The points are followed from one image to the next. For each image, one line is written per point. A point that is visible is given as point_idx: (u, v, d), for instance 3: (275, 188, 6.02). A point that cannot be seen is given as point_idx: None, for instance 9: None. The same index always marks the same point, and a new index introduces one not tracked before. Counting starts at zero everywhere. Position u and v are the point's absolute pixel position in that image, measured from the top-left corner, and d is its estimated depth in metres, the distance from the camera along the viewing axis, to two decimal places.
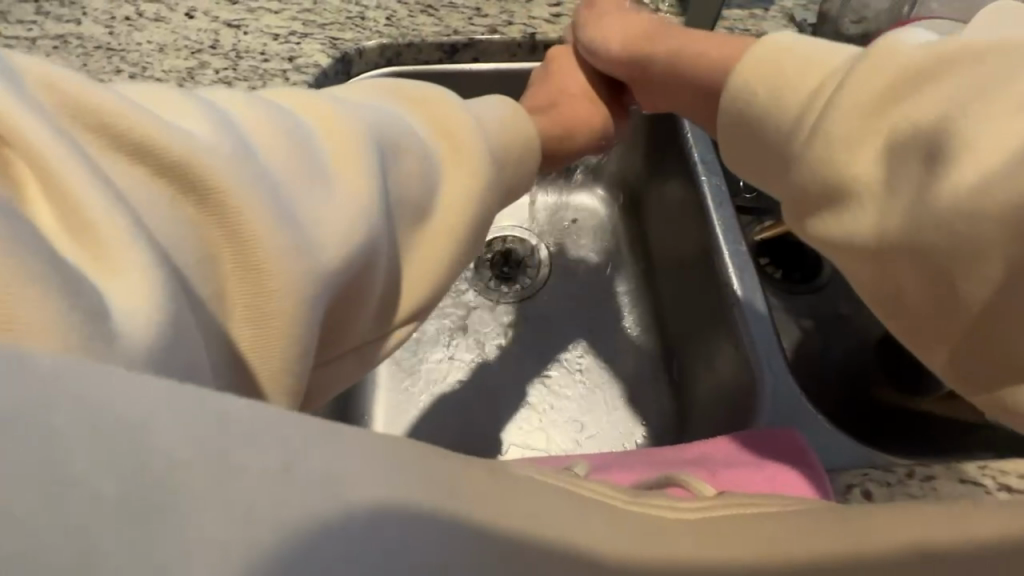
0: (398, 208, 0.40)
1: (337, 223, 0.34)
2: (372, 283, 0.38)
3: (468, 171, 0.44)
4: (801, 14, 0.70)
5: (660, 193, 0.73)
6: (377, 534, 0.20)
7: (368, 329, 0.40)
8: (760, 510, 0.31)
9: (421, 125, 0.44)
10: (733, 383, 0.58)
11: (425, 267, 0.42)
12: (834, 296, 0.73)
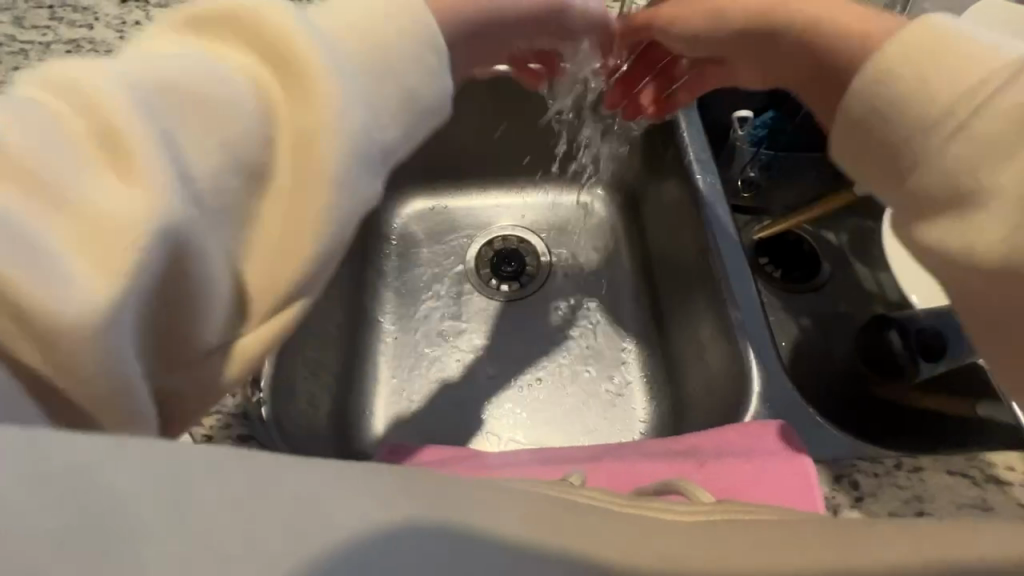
0: (231, 197, 0.34)
1: (102, 240, 0.28)
2: (205, 278, 0.33)
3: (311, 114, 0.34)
4: None
5: (656, 192, 0.74)
6: (368, 560, 0.20)
7: (217, 328, 0.35)
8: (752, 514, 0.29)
9: (232, 67, 0.35)
10: (726, 376, 0.59)
11: (283, 230, 0.35)
12: (831, 295, 0.73)
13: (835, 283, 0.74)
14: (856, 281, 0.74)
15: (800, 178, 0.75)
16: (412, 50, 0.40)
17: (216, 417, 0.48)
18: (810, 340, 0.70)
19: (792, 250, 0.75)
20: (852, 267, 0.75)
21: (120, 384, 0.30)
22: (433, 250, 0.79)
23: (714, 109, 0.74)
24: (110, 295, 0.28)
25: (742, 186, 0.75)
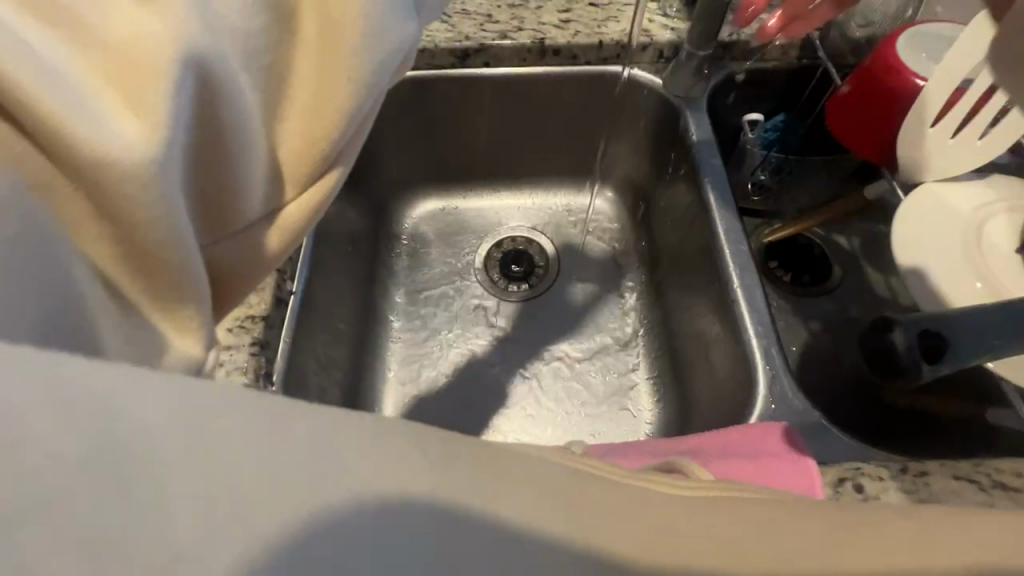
0: (256, 39, 0.28)
1: (135, 77, 0.24)
2: (242, 142, 0.29)
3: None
4: None
5: (665, 194, 0.74)
6: (390, 528, 0.18)
7: (264, 191, 0.31)
8: (753, 493, 0.27)
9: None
10: (732, 379, 0.59)
11: (307, 126, 0.32)
12: (843, 298, 0.72)
13: (846, 286, 0.73)
14: (868, 285, 0.73)
15: (811, 181, 0.75)
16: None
17: None
18: (822, 344, 0.69)
19: (802, 253, 0.74)
20: (864, 270, 0.74)
21: (188, 254, 0.28)
22: (442, 251, 0.80)
23: (725, 112, 0.74)
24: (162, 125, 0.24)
25: (753, 189, 0.74)
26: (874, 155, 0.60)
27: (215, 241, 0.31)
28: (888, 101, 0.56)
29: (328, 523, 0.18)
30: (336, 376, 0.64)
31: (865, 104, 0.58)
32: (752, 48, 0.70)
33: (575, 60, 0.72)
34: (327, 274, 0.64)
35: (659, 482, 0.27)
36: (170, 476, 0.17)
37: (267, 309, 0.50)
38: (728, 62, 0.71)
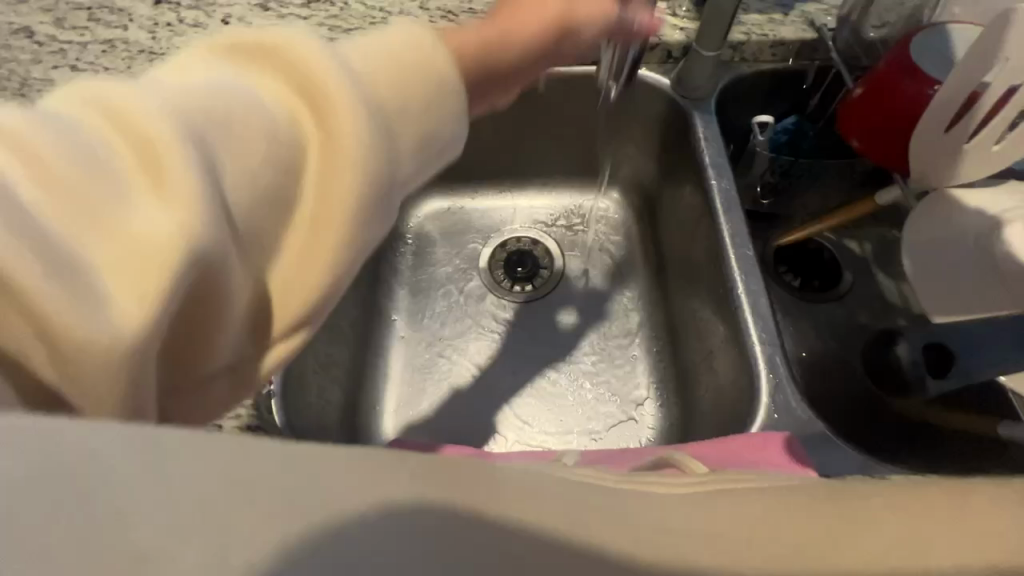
0: (259, 206, 0.31)
1: (142, 253, 0.25)
2: (228, 302, 0.30)
3: (342, 150, 0.32)
4: (820, 18, 0.70)
5: (672, 197, 0.74)
6: (380, 539, 0.20)
7: (236, 346, 0.33)
8: (741, 484, 0.29)
9: (270, 94, 0.32)
10: (734, 386, 0.58)
11: (299, 261, 0.33)
12: (852, 305, 0.71)
13: (856, 293, 0.72)
14: (877, 290, 0.72)
15: (826, 181, 0.72)
16: (428, 94, 0.37)
17: None
18: (829, 352, 0.68)
19: (810, 258, 0.73)
20: (874, 277, 0.73)
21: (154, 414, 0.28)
22: (446, 251, 0.80)
23: (734, 114, 0.73)
24: (151, 299, 0.25)
25: (761, 192, 0.72)
26: (885, 163, 0.58)
27: (177, 397, 0.32)
28: (897, 108, 0.55)
29: (321, 538, 0.19)
30: (336, 375, 0.64)
31: (874, 111, 0.56)
32: (763, 49, 0.69)
33: (582, 60, 0.71)
34: None
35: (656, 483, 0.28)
36: (167, 534, 0.18)
37: None
38: (738, 62, 0.70)
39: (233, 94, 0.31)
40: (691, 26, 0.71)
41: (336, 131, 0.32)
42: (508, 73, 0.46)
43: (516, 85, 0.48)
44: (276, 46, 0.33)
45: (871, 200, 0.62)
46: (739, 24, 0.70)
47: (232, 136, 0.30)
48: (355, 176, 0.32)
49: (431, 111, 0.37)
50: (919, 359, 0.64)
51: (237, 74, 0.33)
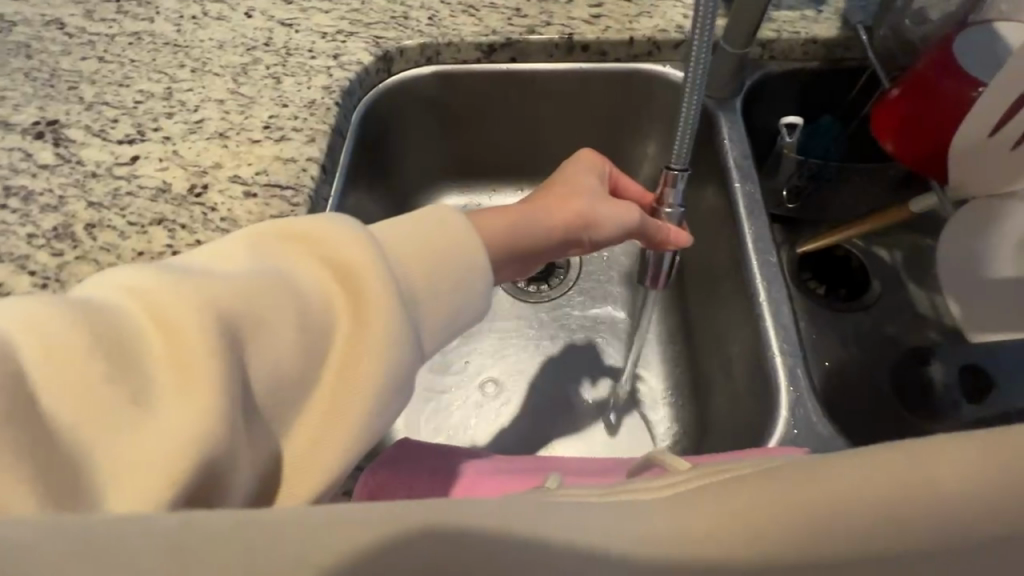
0: (287, 382, 0.35)
1: (157, 457, 0.29)
2: (235, 482, 0.32)
3: (371, 332, 0.37)
4: (856, 14, 0.67)
5: (693, 199, 0.71)
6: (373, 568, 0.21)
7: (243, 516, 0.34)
8: (732, 473, 0.25)
9: (307, 277, 0.38)
10: (753, 397, 0.56)
11: (309, 440, 0.36)
12: (880, 315, 0.68)
13: (885, 303, 0.69)
14: (908, 301, 0.69)
15: (858, 185, 0.68)
16: (450, 268, 0.43)
17: None
18: (853, 363, 0.65)
19: (837, 265, 0.71)
20: (905, 287, 0.70)
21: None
22: None
23: (762, 113, 0.70)
24: (154, 499, 0.29)
25: (786, 195, 0.70)
26: (920, 168, 0.55)
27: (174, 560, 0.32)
28: (936, 112, 0.52)
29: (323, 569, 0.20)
30: None
31: (910, 115, 0.53)
32: (794, 46, 0.66)
33: (604, 57, 0.70)
34: None
35: (652, 486, 0.26)
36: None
37: None
38: (767, 60, 0.68)
39: (278, 281, 0.37)
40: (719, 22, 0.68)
41: (367, 316, 0.37)
42: (535, 245, 0.55)
43: (539, 261, 0.57)
44: (321, 235, 0.39)
45: (904, 207, 0.59)
46: (770, 20, 0.67)
47: (261, 331, 0.35)
48: (380, 352, 0.37)
49: (453, 284, 0.43)
50: (951, 382, 0.62)
51: (285, 258, 0.38)
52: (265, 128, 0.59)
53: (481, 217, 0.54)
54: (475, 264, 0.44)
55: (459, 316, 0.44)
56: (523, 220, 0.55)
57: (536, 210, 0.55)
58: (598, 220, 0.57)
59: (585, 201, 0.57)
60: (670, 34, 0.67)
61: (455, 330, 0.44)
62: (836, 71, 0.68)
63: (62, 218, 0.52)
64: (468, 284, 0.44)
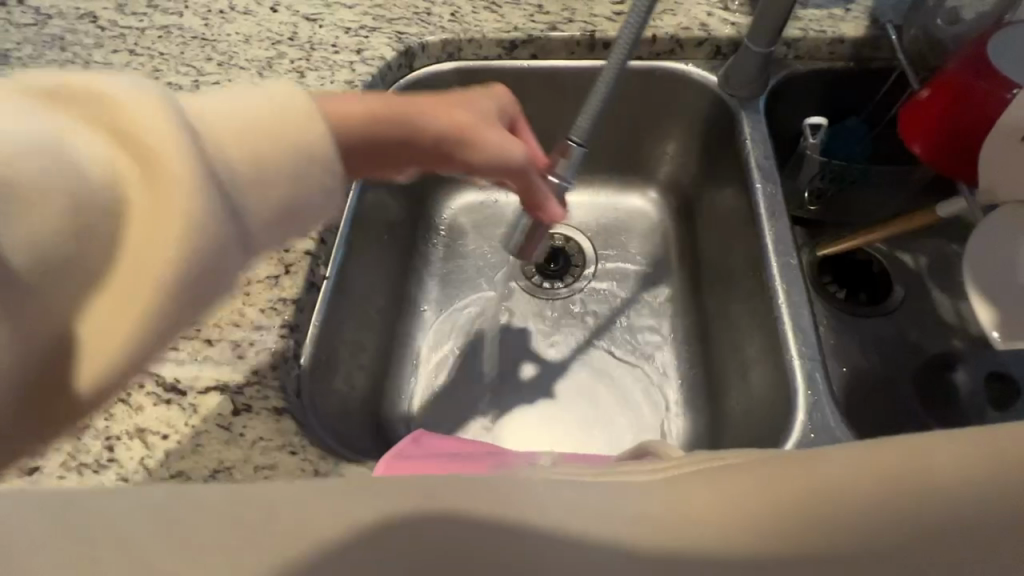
0: None
1: None
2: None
3: (164, 210, 0.29)
4: (885, 14, 0.66)
5: (713, 199, 0.71)
6: None
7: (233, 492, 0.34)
8: (702, 463, 0.32)
9: (67, 138, 0.28)
10: (770, 400, 0.56)
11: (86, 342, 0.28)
12: (902, 321, 0.67)
13: (907, 309, 0.68)
14: (932, 308, 0.67)
15: (882, 189, 0.67)
16: (296, 162, 0.35)
17: (255, 389, 0.45)
18: (872, 369, 0.64)
19: (860, 269, 0.70)
20: (928, 293, 0.68)
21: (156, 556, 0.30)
22: (480, 245, 0.79)
23: (785, 114, 0.69)
24: None
25: (807, 197, 0.69)
26: (947, 171, 0.54)
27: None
28: (967, 114, 0.50)
29: None
30: (367, 365, 0.64)
31: (940, 116, 0.52)
32: (820, 46, 0.65)
33: (626, 55, 0.69)
34: (361, 258, 0.62)
35: (655, 471, 0.32)
36: None
37: (298, 294, 0.50)
38: (792, 59, 0.67)
39: (22, 138, 0.27)
40: (743, 21, 0.67)
41: (156, 205, 0.29)
42: (388, 153, 0.47)
43: (402, 165, 0.49)
44: (124, 105, 0.29)
45: (931, 212, 0.57)
46: (796, 19, 0.66)
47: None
48: (176, 233, 0.29)
49: (301, 185, 0.36)
50: (976, 389, 0.61)
51: (23, 112, 0.28)
52: None
53: (331, 100, 0.45)
54: (331, 161, 0.37)
55: (299, 218, 0.37)
56: (422, 131, 0.48)
57: (426, 116, 0.48)
58: (472, 140, 0.50)
59: (484, 130, 0.51)
60: (693, 32, 0.67)
61: (285, 235, 0.37)
62: (863, 72, 0.67)
63: None
64: (318, 185, 0.37)
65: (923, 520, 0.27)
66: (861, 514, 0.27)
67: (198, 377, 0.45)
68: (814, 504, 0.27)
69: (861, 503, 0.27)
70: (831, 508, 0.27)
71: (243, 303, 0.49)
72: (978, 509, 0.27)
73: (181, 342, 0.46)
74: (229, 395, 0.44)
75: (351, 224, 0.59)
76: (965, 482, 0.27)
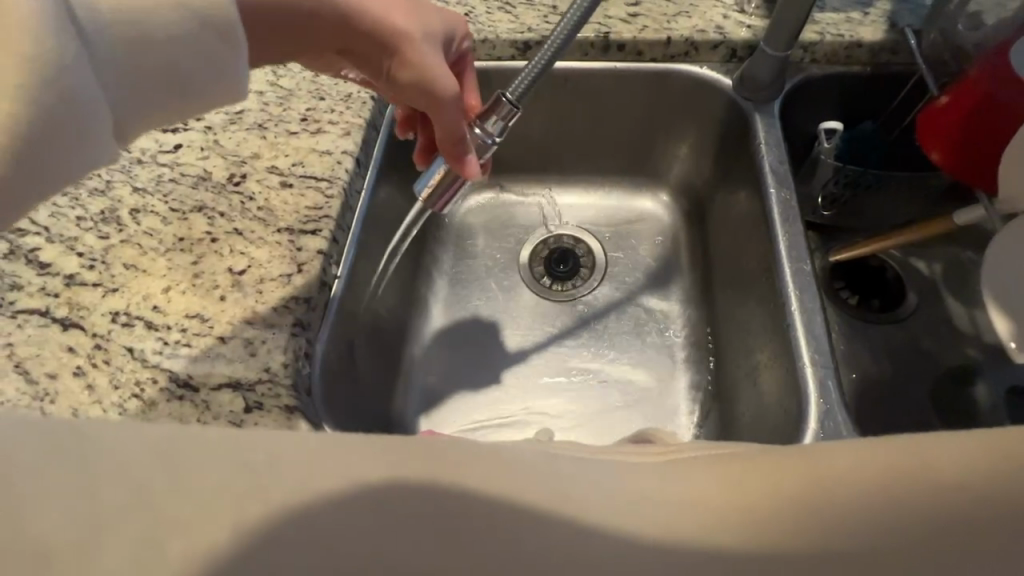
0: None
1: None
2: None
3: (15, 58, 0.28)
4: (904, 17, 0.65)
5: (725, 203, 0.71)
6: None
7: None
8: (712, 450, 0.34)
9: None
10: (780, 405, 0.55)
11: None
12: (916, 328, 0.66)
13: (922, 315, 0.67)
14: (947, 316, 0.67)
15: (897, 196, 0.66)
16: (174, 17, 0.35)
17: (267, 387, 0.45)
18: (884, 376, 0.64)
19: (872, 275, 0.69)
20: (943, 300, 0.67)
21: None
22: (489, 244, 0.80)
23: (800, 118, 0.69)
24: None
25: (822, 202, 0.68)
26: (966, 177, 0.54)
27: None
28: (987, 121, 0.50)
29: None
30: (378, 361, 0.65)
31: (959, 123, 0.51)
32: (837, 49, 0.65)
33: (640, 56, 0.69)
34: (372, 257, 0.63)
35: (652, 456, 0.34)
36: None
37: (309, 291, 0.50)
38: (808, 63, 0.66)
39: None
40: (759, 24, 0.67)
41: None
42: (300, 31, 0.47)
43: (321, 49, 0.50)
44: None
45: (950, 220, 0.56)
46: (813, 22, 0.66)
47: None
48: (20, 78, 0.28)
49: (188, 48, 0.36)
50: (996, 403, 0.60)
51: None
52: (302, 121, 0.61)
53: None
54: (223, 26, 0.37)
55: (189, 84, 0.39)
56: (349, 18, 0.48)
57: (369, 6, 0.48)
58: (407, 51, 0.50)
59: (421, 39, 0.50)
60: (709, 34, 0.66)
61: (167, 101, 0.39)
62: (880, 76, 0.66)
63: (109, 203, 0.54)
64: (212, 53, 0.37)
65: (945, 527, 0.26)
66: (882, 524, 0.27)
67: (210, 373, 0.45)
68: (835, 514, 0.27)
69: (880, 509, 0.27)
70: (851, 517, 0.27)
71: (254, 301, 0.49)
72: (1002, 514, 0.26)
73: (193, 339, 0.47)
74: (241, 392, 0.45)
75: (363, 224, 0.59)
76: (988, 487, 0.27)
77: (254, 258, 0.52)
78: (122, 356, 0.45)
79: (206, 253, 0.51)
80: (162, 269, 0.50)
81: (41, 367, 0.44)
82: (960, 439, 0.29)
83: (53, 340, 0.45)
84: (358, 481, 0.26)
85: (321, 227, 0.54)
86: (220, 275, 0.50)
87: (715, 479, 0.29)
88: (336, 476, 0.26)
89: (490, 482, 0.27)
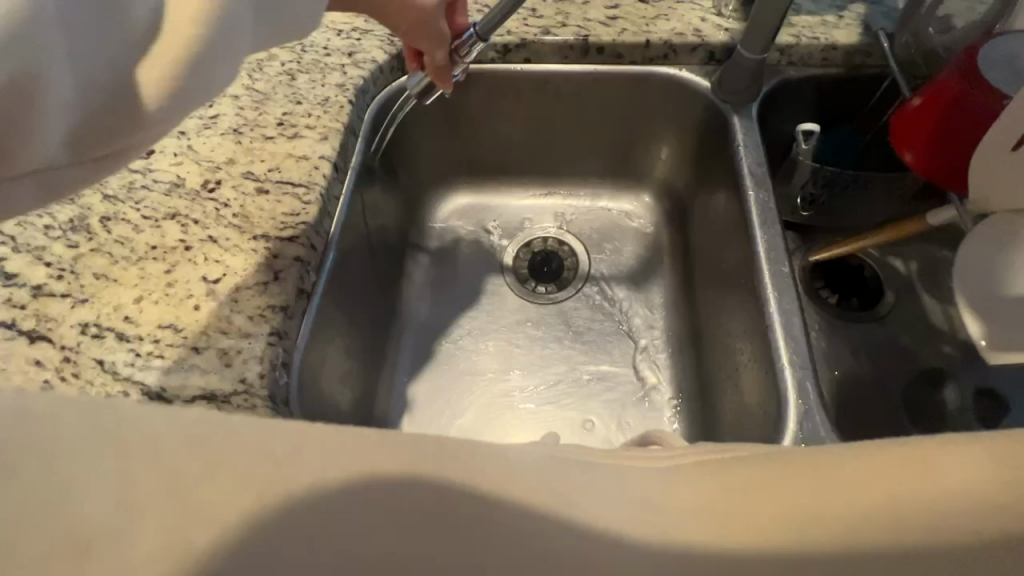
0: None
1: None
2: None
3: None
4: (877, 21, 0.66)
5: (705, 204, 0.71)
6: None
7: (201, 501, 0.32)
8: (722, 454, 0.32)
9: None
10: (761, 405, 0.56)
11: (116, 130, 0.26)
12: (893, 326, 0.67)
13: (899, 313, 0.68)
14: (922, 313, 0.68)
15: (874, 196, 0.67)
16: None
17: (242, 398, 0.44)
18: (864, 374, 0.65)
19: (850, 274, 0.70)
20: (919, 298, 0.69)
21: None
22: (473, 246, 0.79)
23: (778, 120, 0.69)
24: None
25: (801, 202, 0.69)
26: (938, 180, 0.54)
27: None
28: (959, 120, 0.50)
29: None
30: (360, 365, 0.64)
31: (930, 123, 0.52)
32: (813, 52, 0.65)
33: (620, 59, 0.69)
34: (352, 263, 0.62)
35: (637, 458, 0.32)
36: None
37: (287, 299, 0.50)
38: (785, 65, 0.67)
39: None
40: (736, 26, 0.68)
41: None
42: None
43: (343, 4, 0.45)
44: None
45: (924, 220, 0.57)
46: (789, 25, 0.66)
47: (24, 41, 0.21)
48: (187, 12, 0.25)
49: None
50: (965, 405, 0.61)
51: None
52: (279, 125, 0.60)
53: None
54: None
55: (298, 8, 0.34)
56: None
57: None
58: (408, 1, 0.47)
59: (435, 13, 0.49)
60: (687, 37, 0.67)
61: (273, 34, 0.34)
62: (855, 78, 0.67)
63: (78, 210, 0.52)
64: None
65: (915, 530, 0.27)
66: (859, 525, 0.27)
67: (184, 385, 0.44)
68: (817, 517, 0.27)
69: (852, 511, 0.27)
70: (830, 520, 0.27)
71: (230, 309, 0.48)
72: (975, 518, 0.27)
73: (166, 350, 0.46)
74: (216, 405, 0.44)
75: (341, 229, 0.59)
76: (960, 494, 0.27)
77: (229, 266, 0.50)
78: (93, 368, 0.44)
79: (179, 261, 0.50)
80: (133, 278, 0.49)
81: (6, 383, 0.43)
82: (938, 450, 0.29)
83: (18, 353, 0.44)
84: (332, 490, 0.26)
85: (298, 233, 0.53)
86: (193, 283, 0.49)
87: (705, 481, 0.29)
88: (309, 492, 0.26)
89: (470, 495, 0.27)
